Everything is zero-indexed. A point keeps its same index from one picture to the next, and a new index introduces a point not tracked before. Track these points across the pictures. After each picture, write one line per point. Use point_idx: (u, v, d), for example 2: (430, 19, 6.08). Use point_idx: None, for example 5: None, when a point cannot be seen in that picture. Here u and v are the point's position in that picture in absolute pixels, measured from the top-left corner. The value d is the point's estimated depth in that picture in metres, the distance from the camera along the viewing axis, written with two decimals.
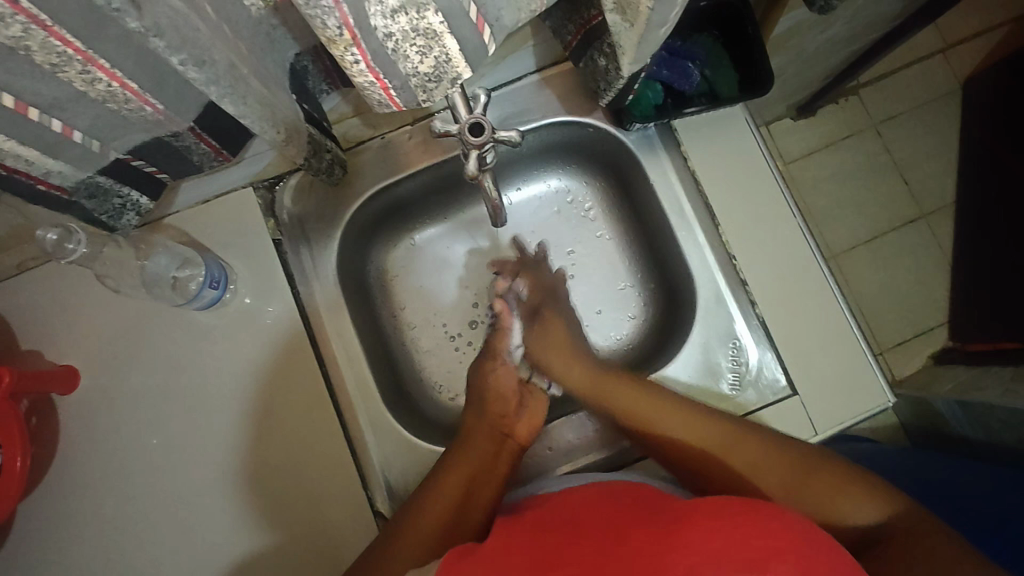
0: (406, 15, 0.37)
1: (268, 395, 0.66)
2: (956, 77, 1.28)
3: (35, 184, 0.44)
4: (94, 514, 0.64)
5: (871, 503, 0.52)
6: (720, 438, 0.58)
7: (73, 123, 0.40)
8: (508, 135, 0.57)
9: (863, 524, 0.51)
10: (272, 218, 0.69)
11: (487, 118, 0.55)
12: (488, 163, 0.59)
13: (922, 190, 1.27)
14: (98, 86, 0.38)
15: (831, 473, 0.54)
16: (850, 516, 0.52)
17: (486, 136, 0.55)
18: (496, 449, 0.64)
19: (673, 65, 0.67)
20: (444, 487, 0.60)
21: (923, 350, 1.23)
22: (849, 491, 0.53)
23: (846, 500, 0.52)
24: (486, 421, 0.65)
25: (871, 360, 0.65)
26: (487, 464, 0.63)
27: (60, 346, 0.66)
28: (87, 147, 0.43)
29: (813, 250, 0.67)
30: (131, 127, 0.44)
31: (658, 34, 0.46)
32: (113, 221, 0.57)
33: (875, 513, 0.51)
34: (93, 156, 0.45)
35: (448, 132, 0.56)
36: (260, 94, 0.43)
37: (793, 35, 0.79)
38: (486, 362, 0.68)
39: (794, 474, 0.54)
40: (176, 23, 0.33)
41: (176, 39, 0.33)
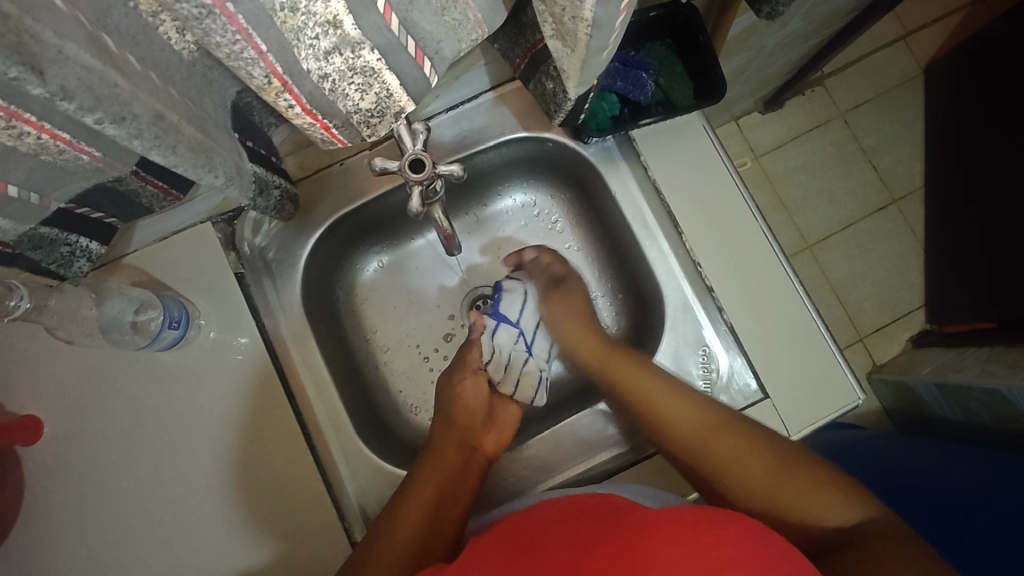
0: (341, 55, 0.37)
1: (237, 432, 0.65)
2: (918, 64, 1.30)
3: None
4: (64, 567, 0.63)
5: (837, 508, 0.52)
6: (699, 431, 0.59)
7: (8, 178, 0.39)
8: (450, 169, 0.58)
9: (829, 526, 0.52)
10: (233, 251, 0.68)
11: (427, 154, 0.55)
12: (433, 197, 0.60)
13: (891, 177, 1.29)
14: (27, 140, 0.37)
15: (809, 475, 0.54)
16: (824, 515, 0.52)
17: (426, 173, 0.56)
18: (464, 456, 0.65)
19: (626, 76, 0.67)
20: (417, 499, 0.60)
21: (903, 334, 1.24)
22: (817, 490, 0.53)
23: (821, 501, 0.53)
24: (451, 432, 0.66)
25: (840, 358, 0.65)
26: (456, 474, 0.63)
27: (22, 396, 0.65)
28: (26, 201, 0.42)
29: (776, 253, 0.67)
30: (69, 177, 0.43)
31: (601, 57, 0.46)
32: (63, 269, 0.55)
33: (842, 517, 0.52)
34: (33, 209, 0.44)
35: (387, 169, 0.57)
36: (193, 139, 0.43)
37: (749, 36, 0.79)
38: (456, 373, 0.70)
39: (767, 471, 0.55)
40: (88, 83, 0.33)
41: (88, 98, 0.34)
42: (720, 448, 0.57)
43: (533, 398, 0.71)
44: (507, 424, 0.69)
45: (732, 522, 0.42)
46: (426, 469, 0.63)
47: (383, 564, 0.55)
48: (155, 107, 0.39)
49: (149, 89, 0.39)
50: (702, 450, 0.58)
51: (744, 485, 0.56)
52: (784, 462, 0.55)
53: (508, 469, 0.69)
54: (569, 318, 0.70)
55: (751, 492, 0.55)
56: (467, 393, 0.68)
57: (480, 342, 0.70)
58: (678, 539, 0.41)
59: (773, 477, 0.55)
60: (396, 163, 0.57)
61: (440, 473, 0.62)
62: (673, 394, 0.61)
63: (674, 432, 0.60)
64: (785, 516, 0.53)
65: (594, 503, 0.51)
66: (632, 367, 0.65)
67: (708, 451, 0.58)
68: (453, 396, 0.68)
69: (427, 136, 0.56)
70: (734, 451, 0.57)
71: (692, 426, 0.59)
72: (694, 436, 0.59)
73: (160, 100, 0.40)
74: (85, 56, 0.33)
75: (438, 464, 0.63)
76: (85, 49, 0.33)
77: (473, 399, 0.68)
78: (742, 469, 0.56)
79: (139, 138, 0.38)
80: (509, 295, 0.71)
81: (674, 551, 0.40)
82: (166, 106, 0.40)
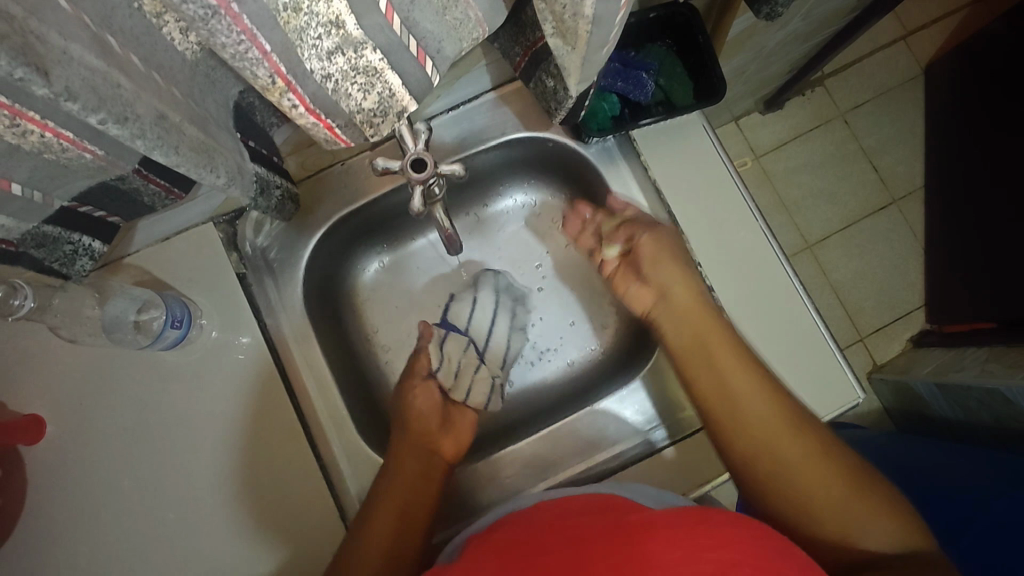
0: (343, 55, 0.37)
1: (239, 432, 0.65)
2: (918, 64, 1.30)
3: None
4: (66, 565, 0.63)
5: (889, 529, 0.52)
6: (766, 421, 0.57)
7: (11, 176, 0.40)
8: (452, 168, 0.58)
9: (875, 547, 0.51)
10: (234, 251, 0.68)
11: (428, 154, 0.56)
12: (433, 195, 0.60)
13: (891, 177, 1.29)
14: (31, 138, 0.37)
15: (866, 492, 0.53)
16: (875, 532, 0.52)
17: (428, 172, 0.56)
18: (426, 460, 0.65)
19: (626, 77, 0.67)
20: (386, 511, 0.60)
21: (903, 334, 1.25)
22: (875, 509, 0.52)
23: (875, 518, 0.52)
24: (412, 436, 0.66)
25: (840, 357, 0.66)
26: (423, 477, 0.64)
27: (24, 396, 0.65)
28: (29, 198, 0.43)
29: (777, 253, 0.67)
30: (73, 175, 0.44)
31: (600, 54, 0.46)
32: (66, 267, 0.56)
33: (893, 539, 0.51)
34: (38, 207, 0.45)
35: (390, 169, 0.57)
36: (194, 139, 0.44)
37: (749, 36, 0.79)
38: (406, 382, 0.72)
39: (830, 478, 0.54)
40: (92, 84, 0.33)
41: (92, 98, 0.34)
42: (789, 447, 0.56)
43: (489, 405, 0.74)
44: (464, 429, 0.71)
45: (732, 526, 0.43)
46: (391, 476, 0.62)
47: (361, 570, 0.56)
48: (157, 107, 0.39)
49: (152, 90, 0.39)
50: (768, 447, 0.56)
51: (803, 486, 0.54)
52: (844, 473, 0.54)
53: (509, 467, 0.69)
54: (661, 263, 0.67)
55: (814, 497, 0.54)
56: (416, 403, 0.70)
57: (430, 351, 0.73)
58: (677, 537, 0.41)
59: (834, 484, 0.54)
60: (398, 163, 0.57)
61: (406, 479, 0.62)
62: (751, 379, 0.59)
63: (746, 418, 0.58)
64: (838, 531, 0.52)
65: (595, 505, 0.51)
66: (725, 341, 0.62)
67: (774, 444, 0.56)
68: (406, 405, 0.70)
69: (429, 135, 0.56)
70: (799, 449, 0.55)
71: (759, 417, 0.57)
72: (759, 425, 0.57)
73: (163, 101, 0.40)
74: (89, 56, 0.33)
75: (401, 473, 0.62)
76: (89, 50, 0.33)
77: (422, 408, 0.69)
78: (803, 470, 0.55)
79: (142, 139, 0.38)
80: (458, 304, 0.78)
81: (674, 552, 0.40)
82: (168, 106, 0.40)
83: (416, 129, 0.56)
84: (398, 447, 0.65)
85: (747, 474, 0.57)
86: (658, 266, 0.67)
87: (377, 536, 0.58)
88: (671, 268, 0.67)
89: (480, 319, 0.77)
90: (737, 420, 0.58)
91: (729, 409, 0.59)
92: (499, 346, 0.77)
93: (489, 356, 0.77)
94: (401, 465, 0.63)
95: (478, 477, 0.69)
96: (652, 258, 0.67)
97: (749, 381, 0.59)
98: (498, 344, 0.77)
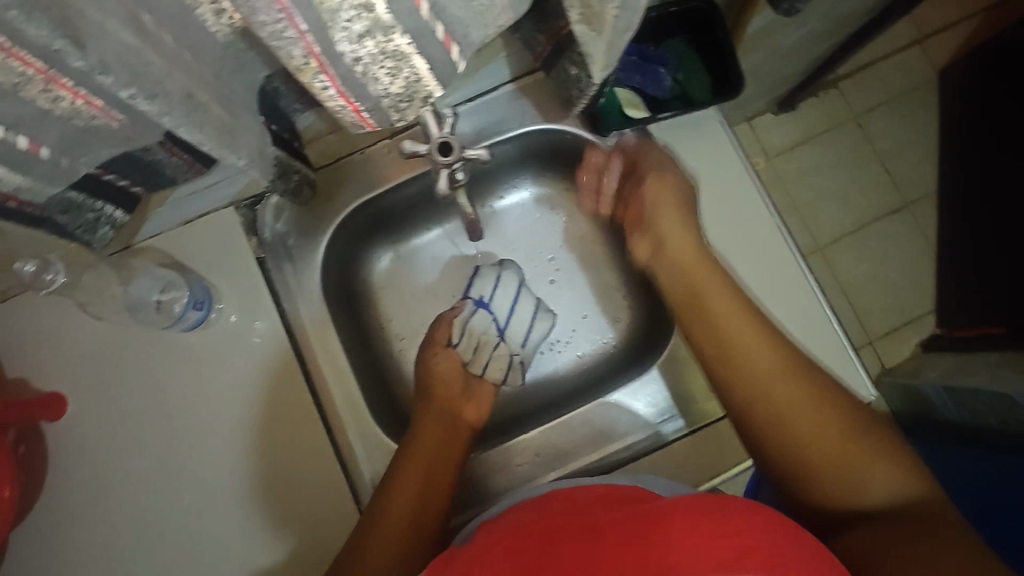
0: (372, 39, 0.38)
1: (256, 413, 0.66)
2: (933, 67, 1.29)
3: (5, 202, 0.45)
4: (85, 540, 0.64)
5: (908, 482, 0.48)
6: (758, 367, 0.55)
7: (39, 138, 0.40)
8: (476, 153, 0.60)
9: (886, 498, 0.48)
10: (254, 236, 0.69)
11: (455, 138, 0.57)
12: (459, 180, 0.61)
13: (904, 181, 1.29)
14: (61, 104, 0.38)
15: (864, 443, 0.50)
16: (870, 485, 0.48)
17: (454, 156, 0.57)
18: (442, 445, 0.64)
19: (644, 72, 0.68)
20: (399, 496, 0.59)
21: (911, 338, 1.25)
22: (880, 459, 0.49)
23: (871, 471, 0.49)
24: (434, 422, 0.66)
25: (851, 354, 0.66)
26: (444, 451, 0.64)
27: (47, 374, 0.66)
28: (57, 163, 0.43)
29: (791, 249, 0.68)
30: (99, 140, 0.44)
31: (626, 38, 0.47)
32: (89, 236, 0.58)
33: (903, 487, 0.48)
34: (63, 172, 0.45)
35: (415, 152, 0.58)
36: (219, 120, 0.45)
37: (767, 35, 0.80)
38: (429, 353, 0.72)
39: (839, 424, 0.51)
40: (125, 60, 0.35)
41: (124, 74, 0.35)
42: (791, 390, 0.53)
43: (509, 379, 0.77)
44: (483, 401, 0.72)
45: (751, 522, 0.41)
46: (405, 461, 0.61)
47: (384, 556, 0.55)
48: (185, 86, 0.40)
49: (183, 68, 0.40)
50: (762, 392, 0.54)
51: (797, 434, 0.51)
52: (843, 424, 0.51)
53: (520, 456, 0.70)
54: (663, 208, 0.65)
55: (804, 443, 0.51)
56: (438, 380, 0.70)
57: (451, 321, 0.74)
58: (690, 536, 0.40)
59: (829, 435, 0.51)
60: (425, 147, 0.58)
61: (420, 464, 0.61)
62: (747, 327, 0.57)
63: (749, 364, 0.56)
64: (850, 480, 0.49)
65: (608, 499, 0.50)
66: (723, 291, 0.60)
67: (767, 391, 0.54)
68: (430, 371, 0.70)
69: (455, 120, 0.56)
70: (792, 396, 0.53)
71: (752, 364, 0.56)
72: (751, 369, 0.55)
73: (192, 81, 0.41)
74: (125, 34, 0.34)
75: (416, 460, 0.61)
76: (126, 27, 0.34)
77: (444, 390, 0.69)
78: (797, 415, 0.52)
79: (168, 116, 0.40)
80: (481, 280, 0.78)
81: (693, 535, 0.40)
82: (197, 86, 0.41)
83: (441, 114, 0.57)
84: (424, 421, 0.66)
85: (744, 422, 0.55)
86: (660, 216, 0.65)
87: (392, 519, 0.57)
88: (673, 216, 0.65)
89: (500, 298, 0.77)
90: (740, 364, 0.56)
91: (725, 359, 0.57)
92: (521, 324, 0.77)
93: (508, 336, 0.76)
94: (415, 451, 0.62)
95: (489, 466, 0.70)
96: (660, 202, 0.65)
97: (751, 327, 0.57)
98: (519, 323, 0.77)
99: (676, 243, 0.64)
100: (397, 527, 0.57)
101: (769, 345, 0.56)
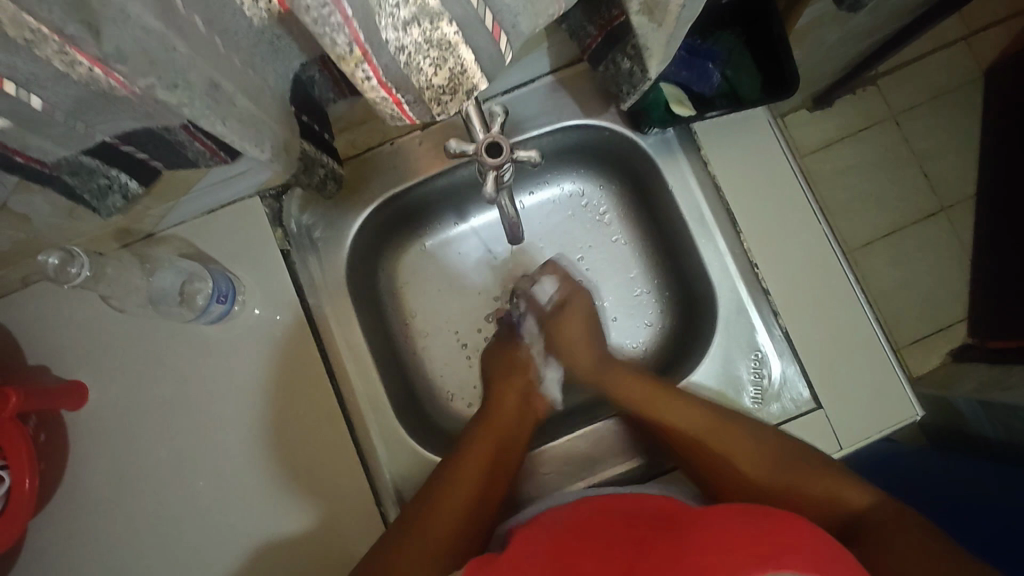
0: (418, 26, 0.36)
1: (277, 409, 0.64)
2: (979, 65, 1.22)
3: (13, 155, 0.43)
4: (103, 532, 0.63)
5: (859, 493, 0.55)
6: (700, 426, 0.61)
7: (55, 102, 0.38)
8: (526, 155, 0.57)
9: (854, 509, 0.54)
10: (280, 228, 0.67)
11: (504, 138, 0.54)
12: (505, 181, 0.57)
13: (941, 185, 1.22)
14: (78, 69, 0.33)
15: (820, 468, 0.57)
16: (847, 502, 0.55)
17: (503, 156, 0.54)
18: (498, 449, 0.64)
19: (691, 66, 0.64)
20: (461, 487, 0.61)
21: (943, 347, 1.18)
22: (843, 484, 0.55)
23: (842, 490, 0.55)
24: (493, 429, 0.66)
25: (899, 372, 0.63)
26: (513, 429, 0.67)
27: (68, 363, 0.65)
28: (71, 128, 0.42)
29: (840, 259, 0.64)
30: (116, 113, 0.41)
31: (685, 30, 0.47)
32: (98, 202, 0.56)
33: (864, 506, 0.54)
34: (76, 136, 0.43)
35: (463, 152, 0.55)
36: (241, 113, 0.42)
37: (816, 28, 0.75)
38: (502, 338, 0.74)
39: (783, 465, 0.57)
40: (143, 46, 0.33)
41: (143, 62, 0.33)
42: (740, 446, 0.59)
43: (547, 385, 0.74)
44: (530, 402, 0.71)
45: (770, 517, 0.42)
46: (458, 471, 0.62)
47: (434, 535, 0.57)
48: (209, 76, 0.38)
49: (213, 55, 0.37)
50: (712, 449, 0.60)
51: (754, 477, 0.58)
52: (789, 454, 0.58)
53: (547, 465, 0.68)
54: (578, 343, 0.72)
55: (765, 479, 0.57)
56: (508, 390, 0.70)
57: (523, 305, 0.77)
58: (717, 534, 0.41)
59: (785, 471, 0.57)
60: (472, 145, 0.55)
61: (473, 477, 0.61)
62: (682, 398, 0.63)
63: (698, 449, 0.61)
64: (821, 506, 0.55)
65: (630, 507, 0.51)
66: (662, 394, 0.63)
67: (717, 444, 0.60)
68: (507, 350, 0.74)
69: (504, 119, 0.55)
70: (743, 446, 0.59)
71: (694, 424, 0.61)
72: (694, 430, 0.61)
73: (218, 67, 0.39)
74: (148, 17, 0.32)
75: (473, 467, 0.62)
76: (152, 10, 0.32)
77: (509, 393, 0.70)
78: (752, 460, 0.58)
79: (193, 105, 0.38)
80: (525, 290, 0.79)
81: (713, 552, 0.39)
82: (224, 75, 0.39)
83: (490, 111, 0.56)
84: (499, 397, 0.69)
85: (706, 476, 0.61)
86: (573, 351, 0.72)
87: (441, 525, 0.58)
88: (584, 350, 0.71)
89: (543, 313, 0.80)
90: (691, 449, 0.61)
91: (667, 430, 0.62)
92: None
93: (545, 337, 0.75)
94: (468, 463, 0.62)
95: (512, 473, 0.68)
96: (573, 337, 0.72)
97: (699, 412, 0.61)
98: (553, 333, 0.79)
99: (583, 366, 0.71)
100: (446, 530, 0.58)
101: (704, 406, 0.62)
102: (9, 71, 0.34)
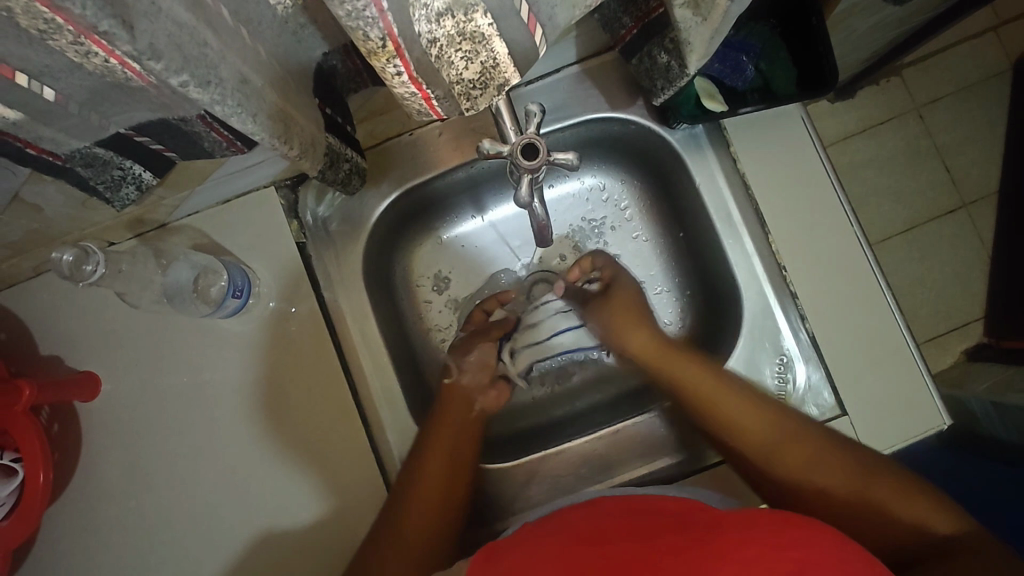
0: (452, 18, 0.34)
1: (292, 404, 0.63)
2: (1008, 55, 1.15)
3: (25, 147, 0.42)
4: (117, 522, 0.63)
5: (935, 515, 0.51)
6: (764, 429, 0.57)
7: (68, 94, 0.36)
8: (564, 157, 0.55)
9: (938, 534, 0.50)
10: (295, 219, 0.65)
11: (542, 140, 0.53)
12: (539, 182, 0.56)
13: (965, 179, 1.16)
14: (95, 60, 0.31)
15: (891, 480, 0.53)
16: (926, 523, 0.51)
17: (539, 159, 0.52)
18: (454, 456, 0.62)
19: (724, 59, 0.61)
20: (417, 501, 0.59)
21: (958, 346, 1.14)
22: (918, 503, 0.52)
23: (920, 508, 0.51)
24: (438, 459, 0.61)
25: (929, 380, 0.62)
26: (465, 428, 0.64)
27: (81, 353, 0.64)
28: (86, 119, 0.40)
29: (871, 263, 0.63)
30: (134, 104, 0.39)
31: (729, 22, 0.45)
32: (112, 192, 0.54)
33: (942, 526, 0.50)
34: (91, 128, 0.42)
35: (497, 152, 0.53)
36: (273, 109, 0.40)
37: (848, 19, 0.71)
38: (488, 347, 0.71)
39: (852, 475, 0.54)
40: (176, 42, 0.30)
41: (176, 58, 0.30)
42: (799, 456, 0.56)
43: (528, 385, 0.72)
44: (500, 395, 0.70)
45: (781, 533, 0.42)
46: (424, 476, 0.60)
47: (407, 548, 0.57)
48: (239, 70, 0.36)
49: (237, 47, 0.36)
50: (774, 453, 0.57)
51: (824, 486, 0.54)
52: (865, 465, 0.54)
53: (563, 465, 0.67)
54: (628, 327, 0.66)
55: (835, 489, 0.54)
56: (457, 397, 0.66)
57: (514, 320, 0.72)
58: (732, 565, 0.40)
59: (854, 481, 0.54)
60: (506, 146, 0.54)
61: (438, 474, 0.60)
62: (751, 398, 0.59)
63: (766, 455, 0.57)
64: (898, 520, 0.51)
65: (630, 510, 0.50)
66: (723, 389, 0.60)
67: (782, 454, 0.56)
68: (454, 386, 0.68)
69: (540, 120, 0.54)
70: (808, 453, 0.55)
71: (766, 427, 0.58)
72: (759, 434, 0.57)
73: (246, 61, 0.37)
74: (177, 10, 0.30)
75: (424, 504, 0.59)
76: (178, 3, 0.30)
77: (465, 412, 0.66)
78: (817, 469, 0.55)
79: (221, 104, 0.35)
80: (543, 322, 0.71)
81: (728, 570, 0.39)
82: (251, 69, 0.37)
83: (526, 112, 0.54)
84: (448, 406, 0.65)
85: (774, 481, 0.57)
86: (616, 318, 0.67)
87: (404, 553, 0.57)
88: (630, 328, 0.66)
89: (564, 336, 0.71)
90: (755, 456, 0.58)
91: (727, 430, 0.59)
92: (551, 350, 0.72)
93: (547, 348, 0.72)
94: (431, 467, 0.60)
95: (528, 474, 0.67)
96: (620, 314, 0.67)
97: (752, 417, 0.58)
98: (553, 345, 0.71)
99: (641, 345, 0.66)
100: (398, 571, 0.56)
101: (779, 410, 0.58)
102: (23, 63, 0.32)
